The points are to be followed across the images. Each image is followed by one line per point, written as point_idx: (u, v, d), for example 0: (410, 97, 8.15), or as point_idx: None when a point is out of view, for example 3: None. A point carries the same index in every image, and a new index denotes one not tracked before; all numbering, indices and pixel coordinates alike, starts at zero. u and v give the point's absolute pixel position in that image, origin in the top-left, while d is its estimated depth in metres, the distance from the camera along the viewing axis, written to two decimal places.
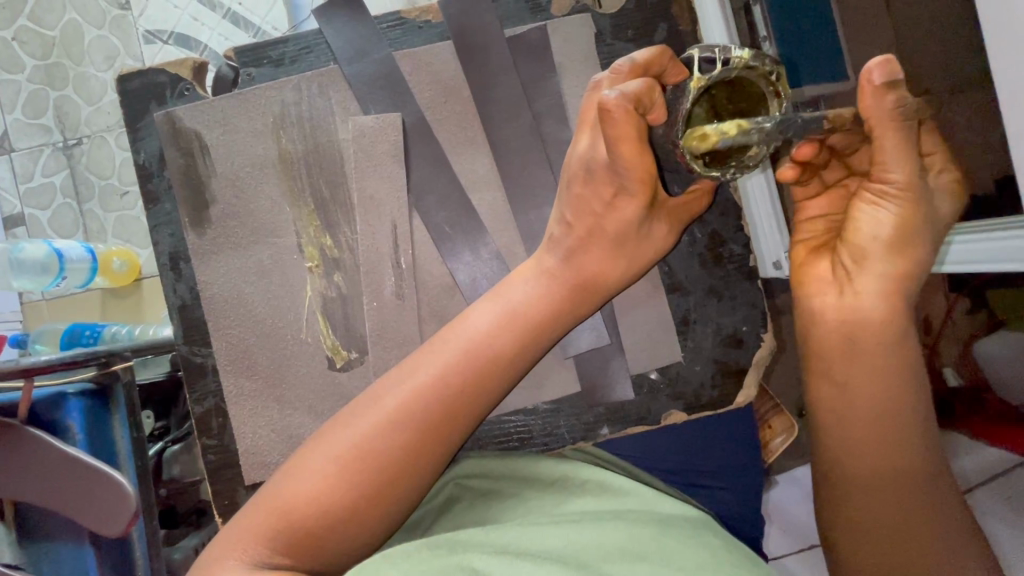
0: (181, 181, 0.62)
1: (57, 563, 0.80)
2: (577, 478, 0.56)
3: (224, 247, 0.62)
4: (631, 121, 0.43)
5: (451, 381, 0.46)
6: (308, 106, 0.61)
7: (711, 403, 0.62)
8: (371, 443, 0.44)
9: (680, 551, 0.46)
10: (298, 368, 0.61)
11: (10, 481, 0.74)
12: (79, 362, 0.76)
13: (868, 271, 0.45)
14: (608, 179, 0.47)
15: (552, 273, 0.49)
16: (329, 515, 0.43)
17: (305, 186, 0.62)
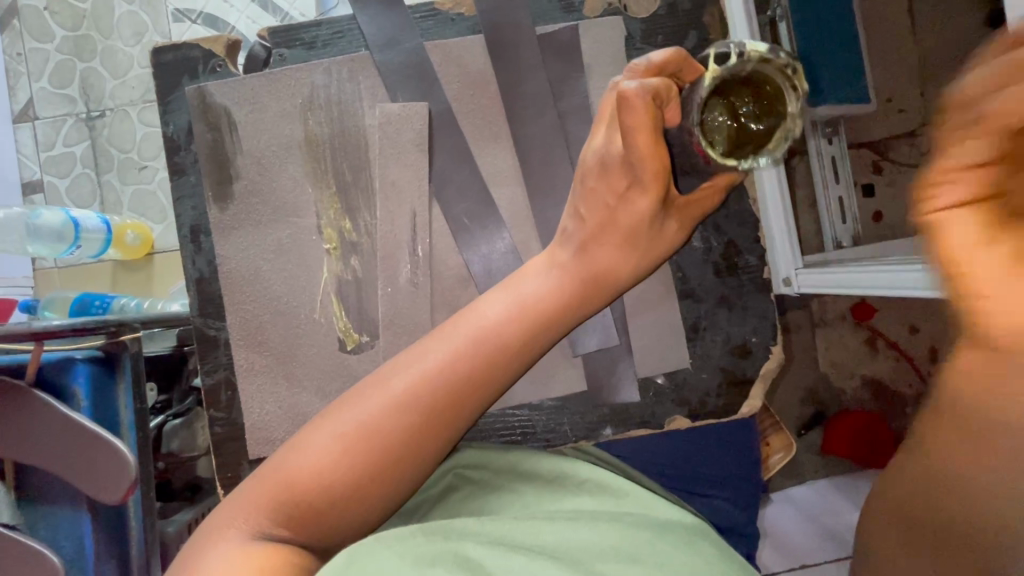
0: (207, 156, 0.62)
1: (56, 528, 0.82)
2: (572, 475, 0.56)
3: (244, 223, 0.62)
4: (649, 113, 0.43)
5: (461, 365, 0.46)
6: (336, 89, 0.62)
7: (716, 410, 0.62)
8: (377, 422, 0.45)
9: (672, 555, 0.46)
10: (308, 348, 0.62)
11: (15, 444, 0.76)
12: (87, 329, 0.75)
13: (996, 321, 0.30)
14: (622, 172, 0.50)
15: (565, 266, 0.51)
16: (330, 486, 0.43)
17: (328, 165, 0.62)
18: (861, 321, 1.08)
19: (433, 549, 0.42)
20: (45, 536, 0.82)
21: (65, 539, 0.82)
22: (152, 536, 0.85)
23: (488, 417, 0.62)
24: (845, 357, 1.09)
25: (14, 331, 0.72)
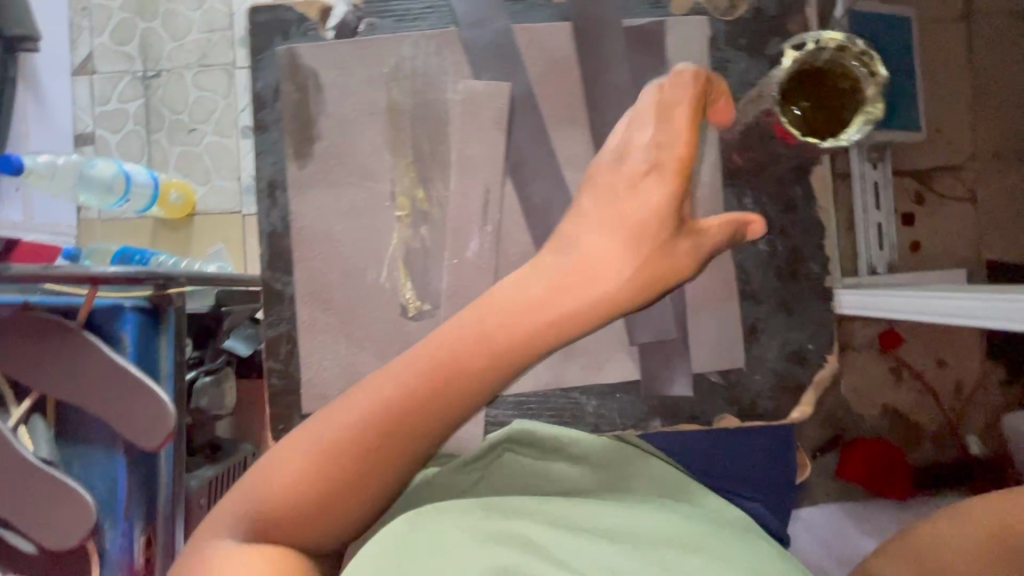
0: (293, 116, 0.64)
1: (89, 468, 0.87)
2: (621, 457, 0.58)
3: (321, 182, 0.64)
4: (688, 90, 0.45)
5: (426, 385, 0.36)
6: (422, 61, 0.64)
7: (765, 414, 0.63)
8: (331, 449, 0.36)
9: (720, 538, 0.49)
10: (370, 311, 0.63)
11: (63, 384, 0.82)
12: (140, 279, 0.81)
13: None
14: (641, 156, 0.42)
15: (569, 274, 0.39)
16: (277, 509, 0.36)
17: (407, 136, 0.64)
18: (887, 350, 1.08)
19: (503, 528, 0.44)
20: (82, 475, 0.88)
21: (97, 479, 0.87)
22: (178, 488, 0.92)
23: (537, 396, 0.63)
24: (868, 384, 1.09)
25: (70, 274, 0.77)
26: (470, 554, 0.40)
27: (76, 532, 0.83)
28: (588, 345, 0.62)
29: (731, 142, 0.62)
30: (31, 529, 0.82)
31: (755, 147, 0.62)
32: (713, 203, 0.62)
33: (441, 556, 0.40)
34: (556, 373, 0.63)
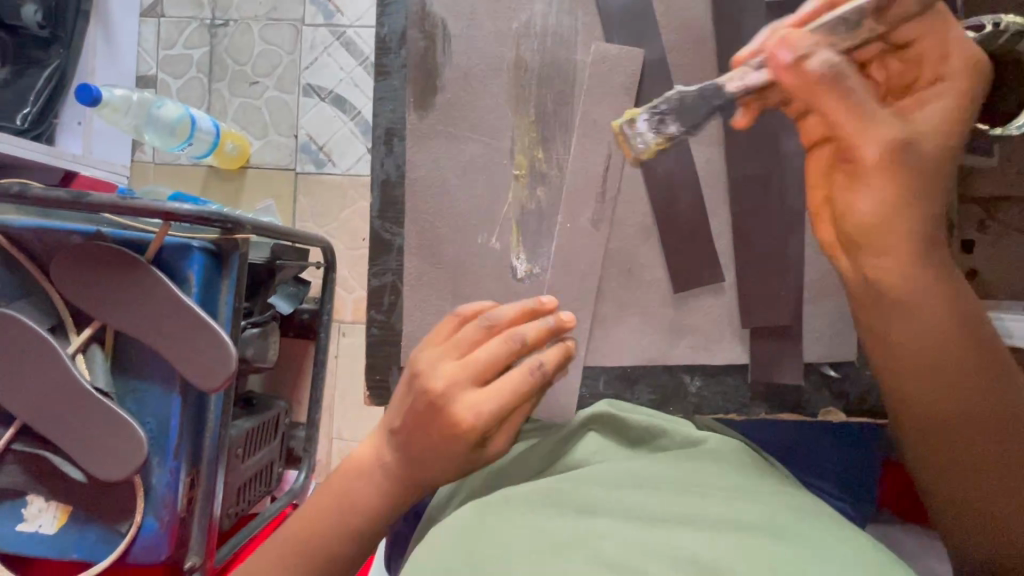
0: (416, 64, 0.63)
1: (143, 402, 0.92)
2: (714, 445, 0.57)
3: (439, 133, 0.63)
4: (455, 377, 0.53)
5: (323, 524, 0.56)
6: (554, 20, 0.62)
7: (873, 410, 0.62)
8: (371, 459, 0.57)
9: (823, 530, 0.46)
10: (479, 269, 0.63)
11: (126, 315, 0.86)
12: (208, 219, 0.87)
13: (898, 310, 0.50)
14: (439, 401, 0.53)
15: (392, 471, 0.56)
16: (362, 513, 0.56)
17: (531, 94, 0.63)
18: None
19: (561, 529, 0.47)
20: (134, 410, 0.92)
21: (149, 413, 0.92)
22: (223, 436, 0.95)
23: (641, 371, 0.65)
24: None
25: (147, 208, 0.84)
26: (526, 551, 0.45)
27: (124, 464, 0.85)
28: (700, 325, 0.63)
29: None
30: (77, 454, 0.85)
31: None
32: None
33: (498, 548, 0.46)
34: (663, 350, 0.64)
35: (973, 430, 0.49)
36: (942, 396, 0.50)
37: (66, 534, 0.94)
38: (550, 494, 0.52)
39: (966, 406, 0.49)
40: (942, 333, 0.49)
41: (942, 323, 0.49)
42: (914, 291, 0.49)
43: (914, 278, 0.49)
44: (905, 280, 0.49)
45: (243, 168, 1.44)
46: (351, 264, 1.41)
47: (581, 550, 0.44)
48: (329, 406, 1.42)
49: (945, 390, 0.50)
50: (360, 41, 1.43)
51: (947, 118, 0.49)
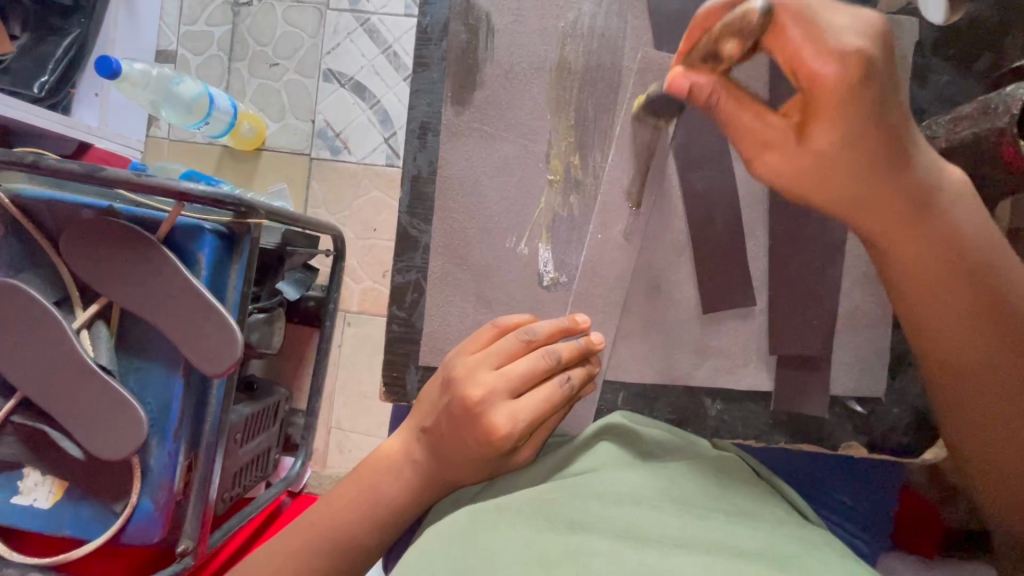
0: (456, 59, 0.64)
1: (146, 383, 0.90)
2: (724, 474, 0.55)
3: (476, 131, 0.64)
4: (494, 389, 0.55)
5: (345, 520, 0.58)
6: (602, 22, 0.64)
7: (897, 448, 0.63)
8: (397, 459, 0.60)
9: (831, 559, 0.46)
10: (505, 272, 0.64)
11: (134, 294, 0.84)
12: (221, 201, 0.85)
13: (904, 248, 0.52)
14: (476, 410, 0.55)
15: (421, 472, 0.59)
16: (391, 508, 0.58)
17: (571, 97, 0.64)
18: None
19: (553, 542, 0.44)
20: (136, 389, 0.91)
21: (151, 395, 0.90)
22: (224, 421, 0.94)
23: (664, 390, 0.65)
24: None
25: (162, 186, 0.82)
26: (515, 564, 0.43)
27: (125, 444, 0.84)
28: (726, 348, 0.64)
29: None
30: (77, 431, 0.83)
31: (957, 163, 0.56)
32: None
33: (485, 561, 0.44)
34: (685, 369, 0.64)
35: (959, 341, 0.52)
36: (926, 312, 0.53)
37: (62, 509, 0.93)
38: (543, 504, 0.49)
39: (947, 318, 0.52)
40: (911, 252, 0.52)
41: (914, 242, 0.51)
42: (878, 214, 0.51)
43: (903, 221, 0.51)
44: (872, 204, 0.50)
45: (258, 150, 1.42)
46: (362, 254, 1.40)
47: (572, 567, 0.42)
48: (330, 395, 1.41)
49: (925, 314, 0.53)
50: (383, 28, 1.41)
51: (844, 124, 0.47)
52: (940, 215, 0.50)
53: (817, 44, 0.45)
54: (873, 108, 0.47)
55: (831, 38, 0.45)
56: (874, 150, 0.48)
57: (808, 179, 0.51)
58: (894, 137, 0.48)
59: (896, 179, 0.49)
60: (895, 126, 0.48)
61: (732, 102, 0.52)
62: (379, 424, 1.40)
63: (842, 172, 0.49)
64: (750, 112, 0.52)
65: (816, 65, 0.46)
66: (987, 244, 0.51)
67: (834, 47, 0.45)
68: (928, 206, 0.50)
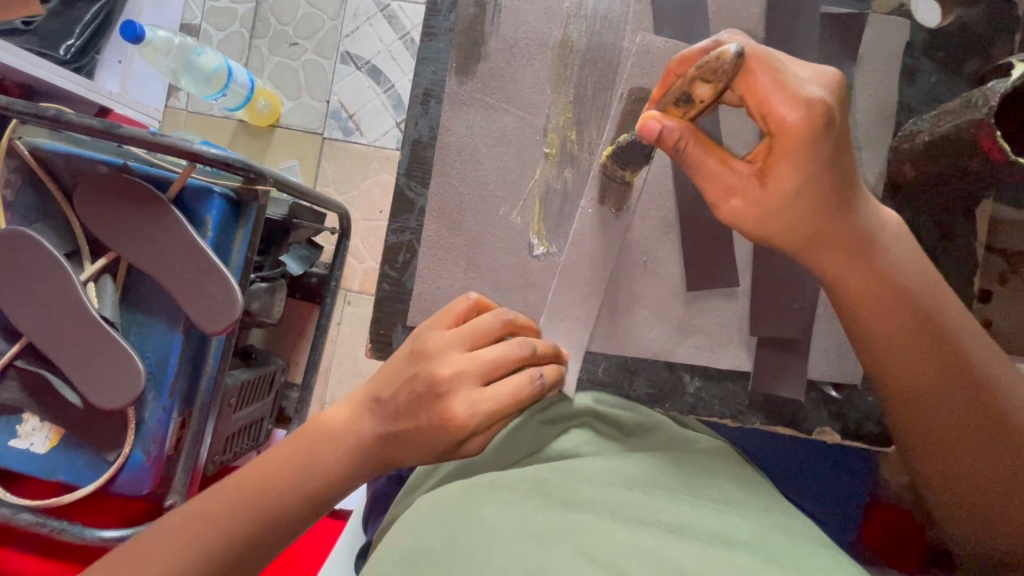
0: (464, 30, 0.66)
1: (147, 337, 0.93)
2: (703, 457, 0.57)
3: (477, 101, 0.66)
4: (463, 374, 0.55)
5: (274, 494, 0.54)
6: (606, 5, 0.66)
7: (868, 438, 0.64)
8: (341, 425, 0.58)
9: (795, 543, 0.48)
10: (496, 240, 0.66)
11: (140, 248, 0.87)
12: (231, 167, 0.87)
13: (850, 272, 0.54)
14: (451, 399, 0.55)
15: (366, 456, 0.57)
16: (330, 476, 0.56)
17: (573, 75, 0.66)
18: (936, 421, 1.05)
19: (548, 520, 0.46)
20: (135, 341, 0.93)
21: (151, 349, 0.93)
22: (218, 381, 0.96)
23: (645, 363, 0.66)
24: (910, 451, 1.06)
25: (174, 146, 0.85)
26: (511, 538, 0.44)
27: (122, 393, 0.87)
28: (708, 326, 0.66)
29: (907, 152, 0.61)
30: (77, 378, 0.86)
31: (940, 157, 0.58)
32: None
33: (481, 539, 0.45)
34: (668, 346, 0.66)
35: (908, 365, 0.53)
36: (875, 324, 0.54)
37: (56, 456, 0.95)
38: (534, 480, 0.51)
39: (896, 329, 0.53)
40: (860, 276, 0.54)
41: (862, 268, 0.54)
42: (826, 244, 0.53)
43: (855, 241, 0.53)
44: (819, 239, 0.53)
45: (272, 126, 1.45)
46: (365, 234, 1.42)
47: (568, 546, 0.44)
48: (323, 370, 1.42)
49: (881, 326, 0.54)
50: (402, 16, 1.44)
51: (798, 171, 0.50)
52: (882, 250, 0.54)
53: (784, 90, 0.48)
54: (828, 157, 0.50)
55: (798, 86, 0.48)
56: (826, 190, 0.51)
57: (766, 223, 0.54)
58: (844, 178, 0.51)
59: (843, 216, 0.53)
60: (846, 169, 0.51)
61: (698, 150, 0.53)
62: None
63: (800, 207, 0.52)
64: (715, 157, 0.53)
65: (783, 111, 0.48)
66: (928, 277, 0.54)
67: (799, 93, 0.48)
68: (869, 245, 0.53)
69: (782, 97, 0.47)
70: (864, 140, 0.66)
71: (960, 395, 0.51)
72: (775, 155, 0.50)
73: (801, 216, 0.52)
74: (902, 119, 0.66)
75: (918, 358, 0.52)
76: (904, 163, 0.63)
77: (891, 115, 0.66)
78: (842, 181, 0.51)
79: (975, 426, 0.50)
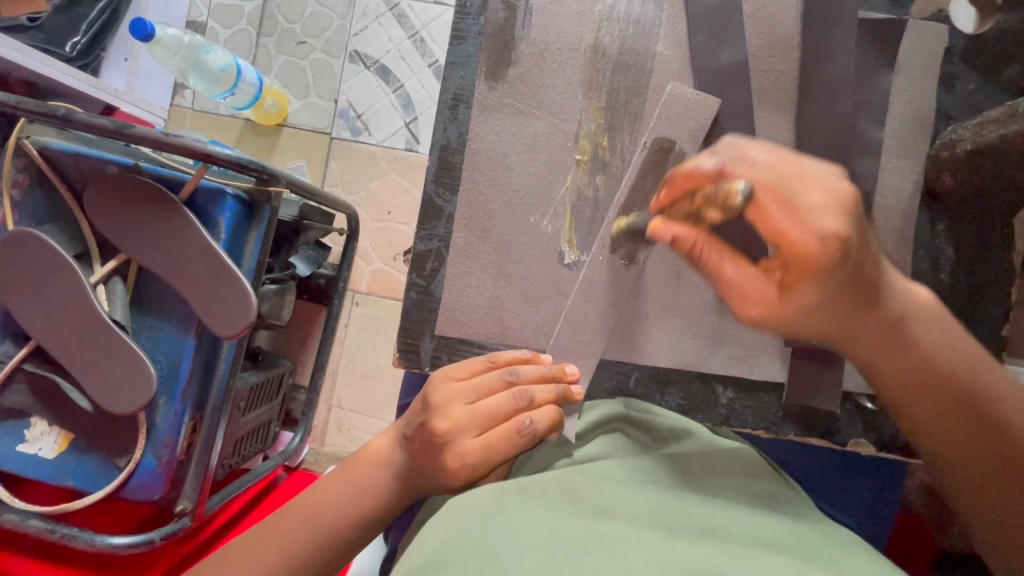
0: (494, 34, 0.65)
1: (159, 341, 0.91)
2: (738, 463, 0.56)
3: (506, 106, 0.65)
4: (459, 426, 0.58)
5: (304, 531, 0.57)
6: (638, 9, 0.65)
7: (908, 448, 0.64)
8: (383, 454, 0.62)
9: (838, 548, 0.46)
10: (526, 248, 0.65)
11: (153, 251, 0.85)
12: (246, 168, 0.86)
13: (884, 359, 0.53)
14: (450, 448, 0.58)
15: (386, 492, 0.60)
16: (375, 501, 0.60)
17: (605, 80, 0.65)
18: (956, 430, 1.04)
19: (578, 528, 0.44)
20: (147, 345, 0.92)
21: (163, 353, 0.92)
22: (231, 384, 0.95)
23: (677, 373, 0.66)
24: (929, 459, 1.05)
25: (188, 147, 0.83)
26: (541, 546, 0.43)
27: (135, 398, 0.85)
28: (741, 336, 0.65)
29: (947, 160, 0.61)
30: (89, 383, 0.85)
31: (982, 165, 0.58)
32: (906, 221, 0.65)
33: (508, 544, 0.43)
34: (700, 356, 0.65)
35: (952, 444, 0.51)
36: (918, 408, 0.53)
37: (64, 461, 0.94)
38: (565, 489, 0.50)
39: (936, 416, 0.52)
40: (893, 361, 0.53)
41: (892, 356, 0.53)
42: (859, 336, 0.53)
43: (887, 326, 0.52)
44: (851, 334, 0.53)
45: (280, 126, 1.43)
46: (375, 236, 1.40)
47: (599, 553, 0.42)
48: (332, 373, 1.41)
49: (921, 413, 0.52)
50: (413, 14, 1.42)
51: (821, 286, 0.50)
52: (917, 335, 0.52)
53: (794, 216, 0.48)
54: (846, 271, 0.49)
55: (810, 218, 0.47)
56: (850, 294, 0.51)
57: (786, 326, 0.53)
58: (869, 273, 0.51)
59: (868, 313, 0.52)
60: (873, 256, 0.51)
61: (714, 254, 0.54)
62: (380, 406, 1.41)
63: (822, 315, 0.52)
64: (729, 257, 0.54)
65: (799, 239, 0.48)
66: (969, 355, 0.52)
67: (811, 223, 0.47)
68: (901, 336, 0.52)
69: (794, 219, 0.48)
70: (900, 147, 0.65)
71: (1014, 480, 0.49)
72: (789, 270, 0.50)
73: (821, 323, 0.52)
74: (939, 127, 0.65)
75: (957, 445, 0.51)
76: (943, 172, 0.62)
77: (927, 122, 0.65)
78: (866, 280, 0.51)
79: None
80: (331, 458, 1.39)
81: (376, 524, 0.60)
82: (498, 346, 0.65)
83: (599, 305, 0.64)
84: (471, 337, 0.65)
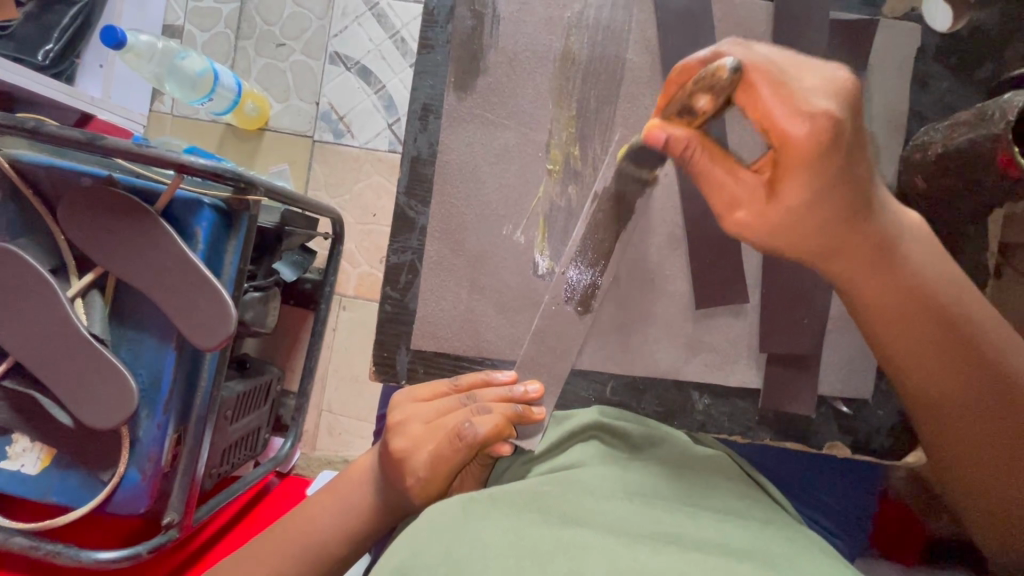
0: (462, 43, 0.65)
1: (140, 354, 0.90)
2: (712, 474, 0.56)
3: (477, 117, 0.66)
4: (414, 442, 0.59)
5: (294, 548, 0.58)
6: (608, 14, 0.65)
7: (879, 449, 0.66)
8: (363, 472, 0.62)
9: (808, 552, 0.47)
10: (500, 260, 0.66)
11: (128, 264, 0.84)
12: (221, 177, 0.84)
13: (867, 281, 0.53)
14: (407, 467, 0.58)
15: (370, 507, 0.60)
16: (358, 517, 0.60)
17: (575, 88, 0.66)
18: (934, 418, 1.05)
19: (542, 538, 0.44)
20: (128, 359, 0.90)
21: (145, 366, 0.90)
22: (214, 395, 0.94)
23: (654, 381, 0.66)
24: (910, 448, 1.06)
25: (161, 158, 0.81)
26: (505, 555, 0.43)
27: (114, 414, 0.84)
28: (716, 343, 0.66)
29: (919, 163, 0.62)
30: (68, 400, 0.83)
31: (951, 168, 0.58)
32: None
33: (473, 552, 0.43)
34: (678, 363, 0.66)
35: (936, 377, 0.54)
36: (899, 338, 0.54)
37: (48, 477, 0.92)
38: (536, 498, 0.50)
39: (921, 340, 0.53)
40: (881, 285, 0.53)
41: (882, 279, 0.52)
42: (846, 257, 0.52)
43: (864, 261, 0.52)
44: (840, 251, 0.52)
45: (261, 130, 1.41)
46: (360, 239, 1.39)
47: (563, 563, 0.42)
48: (320, 378, 1.40)
49: (901, 345, 0.54)
50: (391, 14, 1.41)
51: (812, 184, 0.48)
52: (904, 258, 0.52)
53: (787, 104, 0.45)
54: (841, 174, 0.47)
55: (802, 99, 0.45)
56: (842, 207, 0.49)
57: (780, 234, 0.52)
58: (858, 193, 0.49)
59: (863, 227, 0.51)
60: (859, 188, 0.49)
61: (707, 160, 0.52)
62: (370, 409, 1.41)
63: (819, 221, 0.50)
64: (722, 167, 0.52)
65: (787, 127, 0.46)
66: (951, 278, 0.53)
67: (802, 108, 0.45)
68: (890, 249, 0.52)
69: (793, 119, 0.45)
70: (874, 150, 0.66)
71: (991, 396, 0.52)
72: (780, 171, 0.48)
73: (821, 227, 0.50)
74: (913, 128, 0.66)
75: (932, 375, 0.54)
76: (916, 174, 0.63)
77: (899, 123, 0.66)
78: (861, 190, 0.49)
79: (999, 441, 0.52)
80: (322, 463, 1.39)
81: (361, 543, 0.60)
82: (474, 358, 0.66)
83: (577, 320, 0.64)
84: (447, 349, 0.66)
